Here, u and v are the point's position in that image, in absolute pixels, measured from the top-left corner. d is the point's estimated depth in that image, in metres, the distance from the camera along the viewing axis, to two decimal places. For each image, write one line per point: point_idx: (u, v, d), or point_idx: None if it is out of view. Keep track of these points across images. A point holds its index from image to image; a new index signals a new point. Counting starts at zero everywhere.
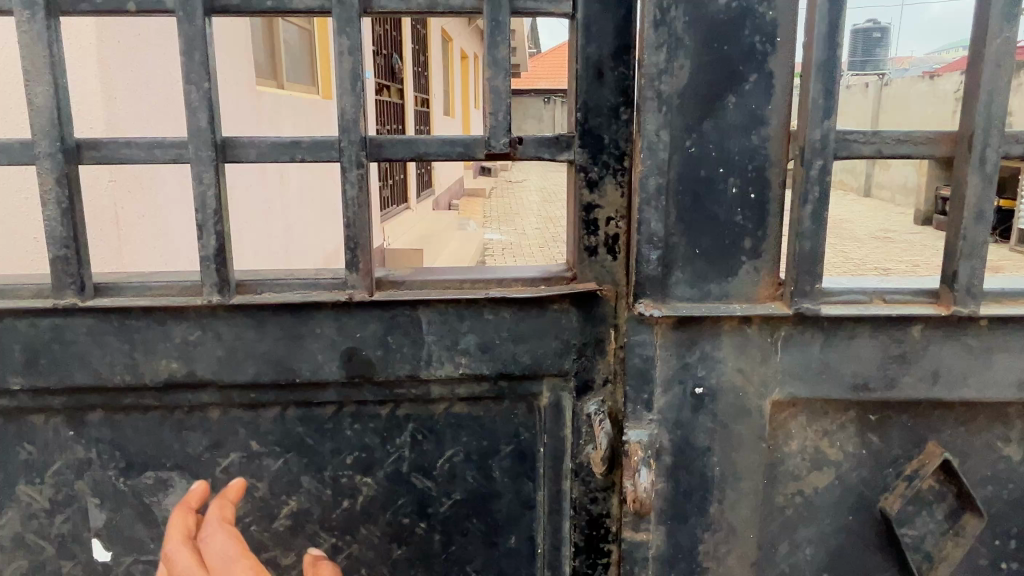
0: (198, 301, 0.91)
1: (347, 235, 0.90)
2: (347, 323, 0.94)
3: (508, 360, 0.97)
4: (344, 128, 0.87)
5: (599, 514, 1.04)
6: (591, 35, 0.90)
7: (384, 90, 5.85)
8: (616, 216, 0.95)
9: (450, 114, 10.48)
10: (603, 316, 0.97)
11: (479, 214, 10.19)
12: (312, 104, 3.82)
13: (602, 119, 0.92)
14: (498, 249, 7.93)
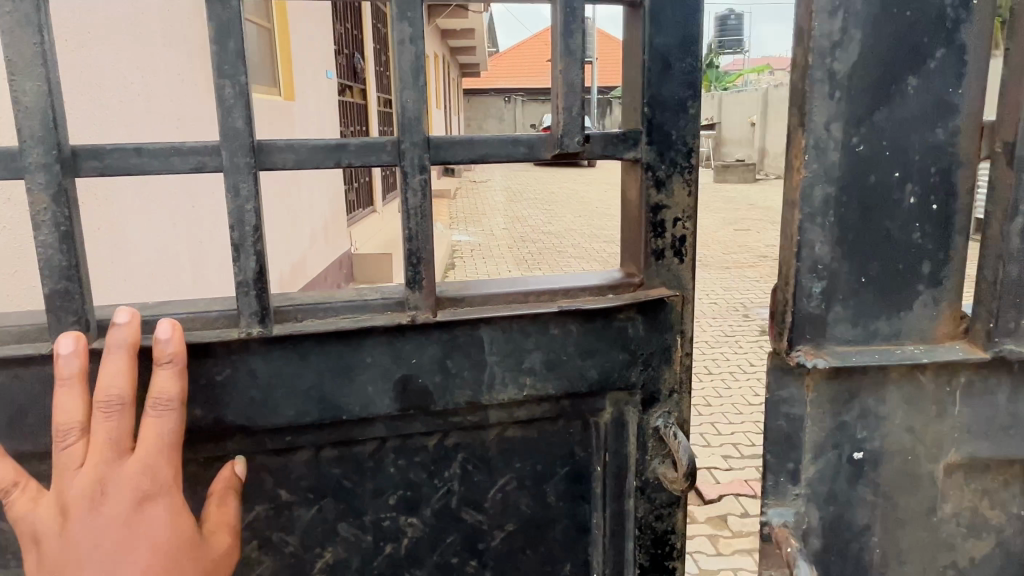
0: (235, 334, 0.83)
1: (409, 250, 0.86)
2: (402, 349, 0.88)
3: (574, 377, 0.95)
4: (405, 128, 0.83)
5: (665, 532, 1.05)
6: (660, 25, 0.91)
7: (347, 90, 5.88)
8: (682, 216, 0.96)
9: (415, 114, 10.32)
10: (669, 325, 0.97)
11: (448, 215, 10.08)
12: (275, 106, 3.76)
13: (670, 114, 0.93)
14: (467, 251, 7.86)
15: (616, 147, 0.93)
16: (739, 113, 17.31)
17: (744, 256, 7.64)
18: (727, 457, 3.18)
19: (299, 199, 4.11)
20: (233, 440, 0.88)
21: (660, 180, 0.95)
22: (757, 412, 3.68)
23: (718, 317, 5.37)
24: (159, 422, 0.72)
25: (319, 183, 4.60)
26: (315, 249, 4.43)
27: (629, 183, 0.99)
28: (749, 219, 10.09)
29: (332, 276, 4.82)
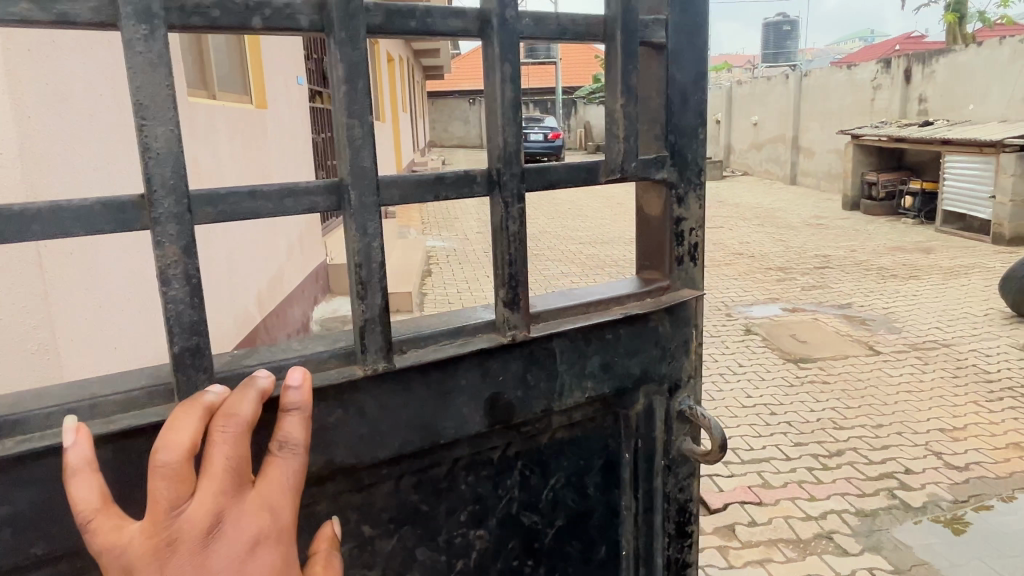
0: (362, 370, 0.93)
1: (508, 274, 1.04)
2: (491, 369, 1.05)
3: (624, 373, 1.19)
4: (507, 158, 1.00)
5: (687, 500, 1.33)
6: (680, 63, 1.15)
7: (318, 97, 5.77)
8: (695, 227, 1.22)
9: (382, 119, 10.12)
10: (687, 320, 1.25)
11: (420, 221, 9.90)
12: (248, 115, 3.63)
13: (686, 136, 1.18)
14: (443, 257, 7.77)
15: (657, 170, 1.15)
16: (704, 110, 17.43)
17: (719, 253, 7.69)
18: (726, 462, 3.17)
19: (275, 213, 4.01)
20: (333, 480, 0.97)
21: (680, 198, 1.19)
22: (751, 413, 3.69)
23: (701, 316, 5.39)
24: (287, 463, 0.77)
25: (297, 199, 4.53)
26: (292, 263, 4.32)
27: (650, 200, 1.22)
28: (720, 216, 10.17)
29: (309, 289, 4.69)
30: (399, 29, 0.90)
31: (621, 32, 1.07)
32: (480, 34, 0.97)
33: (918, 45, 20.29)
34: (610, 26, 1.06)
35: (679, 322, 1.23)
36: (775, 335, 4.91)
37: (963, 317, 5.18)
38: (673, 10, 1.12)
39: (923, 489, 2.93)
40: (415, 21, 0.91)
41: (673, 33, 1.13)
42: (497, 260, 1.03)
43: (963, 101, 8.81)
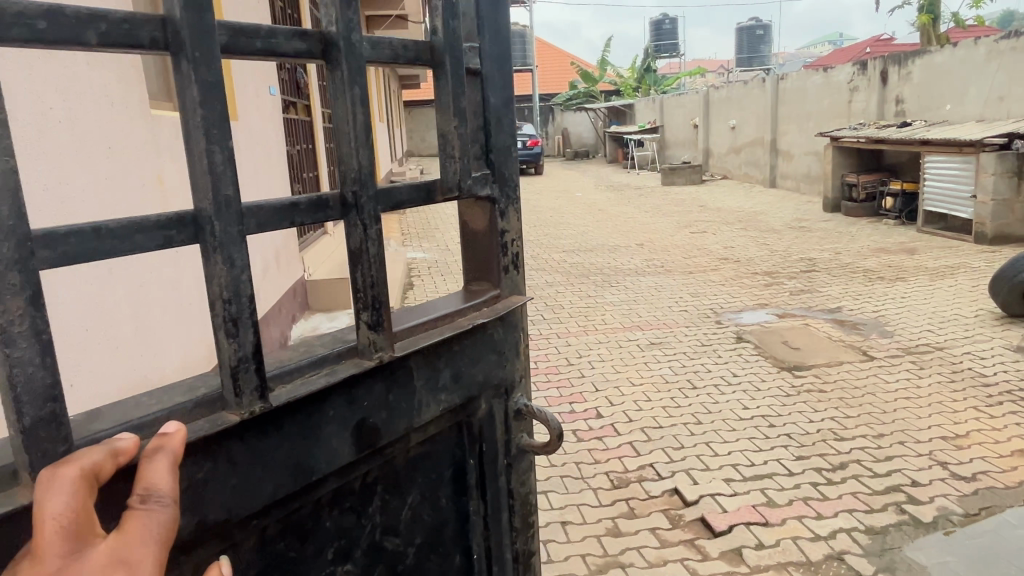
0: (237, 415, 0.84)
1: (369, 297, 1.00)
2: (355, 395, 1.00)
3: (470, 382, 1.21)
4: (361, 180, 0.98)
5: (528, 494, 1.39)
6: (492, 89, 1.21)
7: (293, 107, 5.58)
8: (515, 236, 1.31)
9: (360, 129, 9.93)
10: (517, 324, 1.31)
11: (400, 232, 9.72)
12: None
13: (502, 156, 1.25)
14: (424, 269, 7.61)
15: (486, 187, 1.21)
16: (681, 115, 17.44)
17: (704, 259, 7.61)
18: (728, 480, 3.05)
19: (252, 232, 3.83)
20: (203, 546, 0.85)
21: (501, 212, 1.27)
22: (750, 426, 3.57)
23: (691, 326, 5.27)
24: (149, 513, 0.68)
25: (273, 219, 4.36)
26: (267, 282, 4.12)
27: (474, 215, 1.27)
28: (702, 221, 10.13)
29: (286, 307, 4.50)
30: (243, 49, 0.85)
31: (447, 58, 1.09)
32: (323, 57, 0.93)
33: (889, 48, 20.52)
34: (437, 52, 1.08)
35: (510, 324, 1.29)
36: (767, 342, 4.80)
37: (952, 318, 5.11)
38: (484, 40, 1.18)
39: (931, 502, 2.83)
40: (259, 41, 0.86)
41: (486, 62, 1.19)
42: (358, 281, 0.99)
43: (941, 101, 8.83)
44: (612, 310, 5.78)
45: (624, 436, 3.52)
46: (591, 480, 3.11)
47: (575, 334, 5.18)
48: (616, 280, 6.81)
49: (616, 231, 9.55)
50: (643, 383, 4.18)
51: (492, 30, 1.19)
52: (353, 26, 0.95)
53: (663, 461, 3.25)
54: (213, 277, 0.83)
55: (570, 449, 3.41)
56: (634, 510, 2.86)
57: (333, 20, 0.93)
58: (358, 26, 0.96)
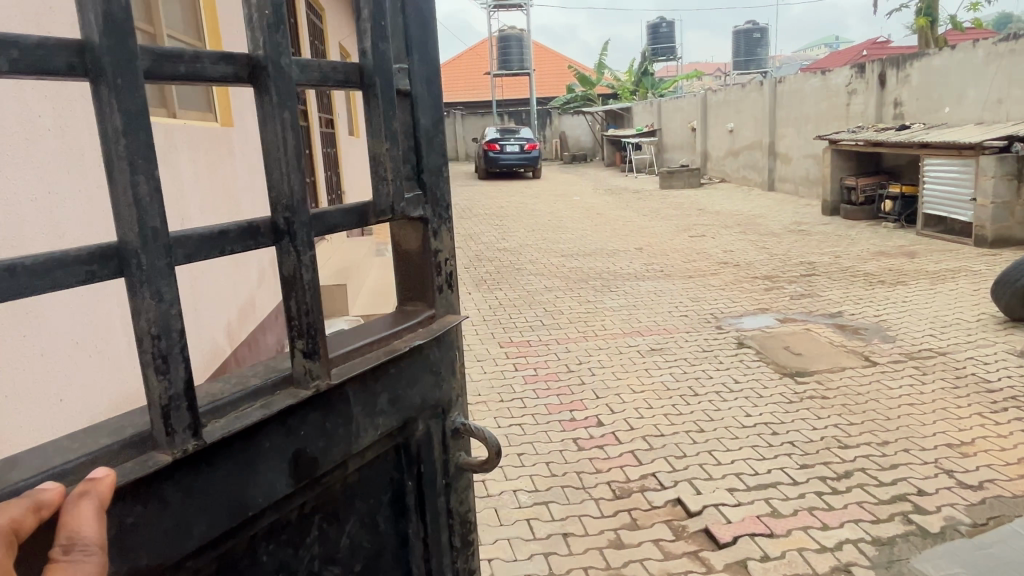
0: (168, 455, 0.81)
1: (304, 324, 0.99)
2: (292, 426, 0.97)
3: (407, 405, 1.21)
4: (294, 207, 0.96)
5: (465, 511, 1.42)
6: (422, 109, 1.22)
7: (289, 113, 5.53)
8: (448, 255, 1.34)
9: (358, 134, 9.89)
10: (452, 341, 1.34)
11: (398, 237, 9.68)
12: (212, 134, 3.41)
13: (433, 176, 1.27)
14: None
15: (418, 208, 1.23)
16: (679, 118, 17.43)
17: (703, 263, 7.57)
18: (732, 490, 3.01)
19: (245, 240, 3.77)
20: None
21: (433, 231, 1.29)
22: (753, 434, 3.53)
23: (691, 331, 5.24)
24: (74, 565, 0.66)
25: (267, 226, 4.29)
26: (263, 290, 4.08)
27: (406, 235, 1.29)
28: (700, 224, 10.10)
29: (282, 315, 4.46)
30: (168, 74, 0.82)
31: (379, 79, 1.08)
32: (251, 81, 0.91)
33: (888, 50, 20.54)
34: (367, 74, 1.07)
35: (446, 341, 1.32)
36: (769, 348, 4.76)
37: (954, 323, 5.07)
38: (413, 61, 1.19)
39: (938, 512, 2.78)
40: (184, 66, 0.84)
41: (415, 83, 1.20)
42: (291, 308, 0.98)
43: (940, 103, 8.81)
44: (612, 315, 5.74)
45: (625, 444, 3.47)
46: (592, 490, 3.07)
47: (574, 340, 5.14)
48: (615, 285, 6.78)
49: (614, 235, 9.52)
50: (643, 391, 4.13)
51: (421, 50, 1.20)
52: (281, 49, 0.93)
53: (665, 470, 3.20)
54: (141, 312, 0.80)
55: (570, 458, 3.36)
56: (637, 522, 2.81)
57: (262, 44, 0.91)
58: (288, 48, 0.95)
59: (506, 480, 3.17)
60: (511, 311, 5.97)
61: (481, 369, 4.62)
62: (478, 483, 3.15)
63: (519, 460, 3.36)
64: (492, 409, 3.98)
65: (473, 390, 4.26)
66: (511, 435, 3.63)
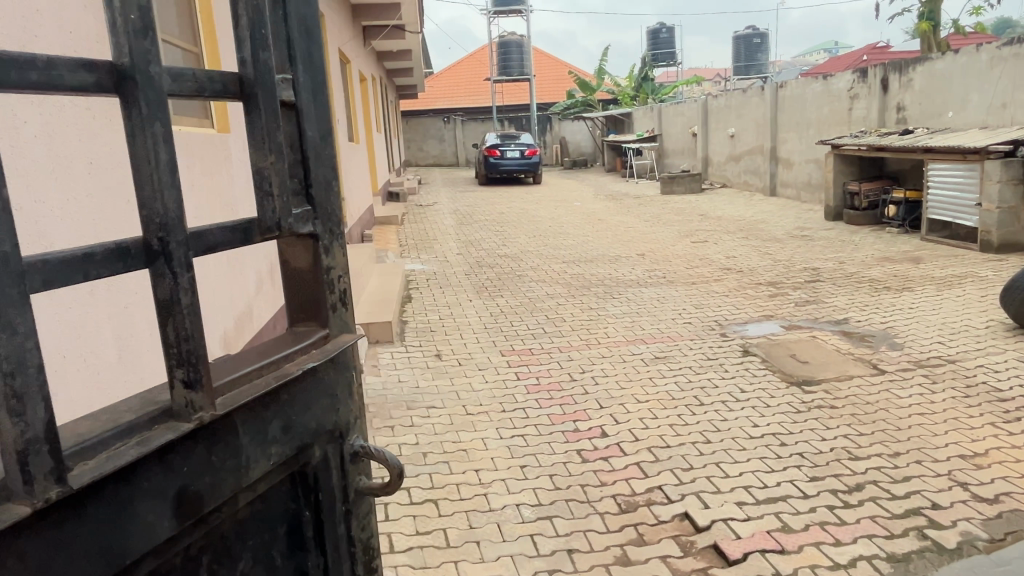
0: (25, 506, 0.74)
1: (182, 351, 0.92)
2: (173, 463, 0.90)
3: (302, 430, 1.14)
4: (168, 225, 0.89)
5: (368, 538, 1.37)
6: (308, 121, 1.15)
7: None
8: (341, 273, 1.27)
9: (357, 141, 9.82)
10: (349, 362, 1.28)
11: (398, 243, 9.63)
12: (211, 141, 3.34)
13: (323, 190, 1.20)
14: (423, 280, 7.50)
15: (307, 224, 1.15)
16: (679, 124, 17.42)
17: (706, 269, 7.51)
18: (740, 504, 2.93)
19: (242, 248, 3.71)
20: None
21: (325, 248, 1.22)
22: (760, 445, 3.45)
23: (696, 338, 5.17)
24: None
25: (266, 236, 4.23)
26: (261, 297, 4.02)
27: (295, 253, 1.21)
28: (702, 230, 10.04)
29: (280, 323, 4.40)
30: (15, 81, 0.73)
31: (260, 90, 1.03)
32: (117, 91, 0.83)
33: (889, 54, 20.54)
34: (247, 85, 1.02)
35: (343, 362, 1.25)
36: (775, 355, 4.69)
37: (963, 330, 5.00)
38: (296, 71, 1.12)
39: (954, 527, 2.71)
40: (37, 72, 0.75)
41: (301, 93, 1.13)
42: (168, 335, 0.90)
43: (943, 108, 8.76)
44: (615, 323, 5.66)
45: (630, 456, 3.39)
46: (596, 504, 2.99)
47: (576, 348, 5.06)
48: (617, 291, 6.71)
49: (616, 241, 9.45)
50: (648, 400, 4.05)
51: (304, 58, 1.13)
52: (150, 57, 0.86)
53: (671, 483, 3.13)
54: None
55: (575, 470, 3.28)
56: (644, 537, 2.74)
57: (125, 50, 0.83)
58: (157, 54, 0.88)
59: (508, 493, 3.09)
60: (512, 319, 5.90)
61: (481, 378, 4.54)
62: (479, 497, 3.07)
63: (522, 472, 3.28)
64: (493, 419, 3.91)
65: (473, 400, 4.18)
66: (513, 447, 3.55)
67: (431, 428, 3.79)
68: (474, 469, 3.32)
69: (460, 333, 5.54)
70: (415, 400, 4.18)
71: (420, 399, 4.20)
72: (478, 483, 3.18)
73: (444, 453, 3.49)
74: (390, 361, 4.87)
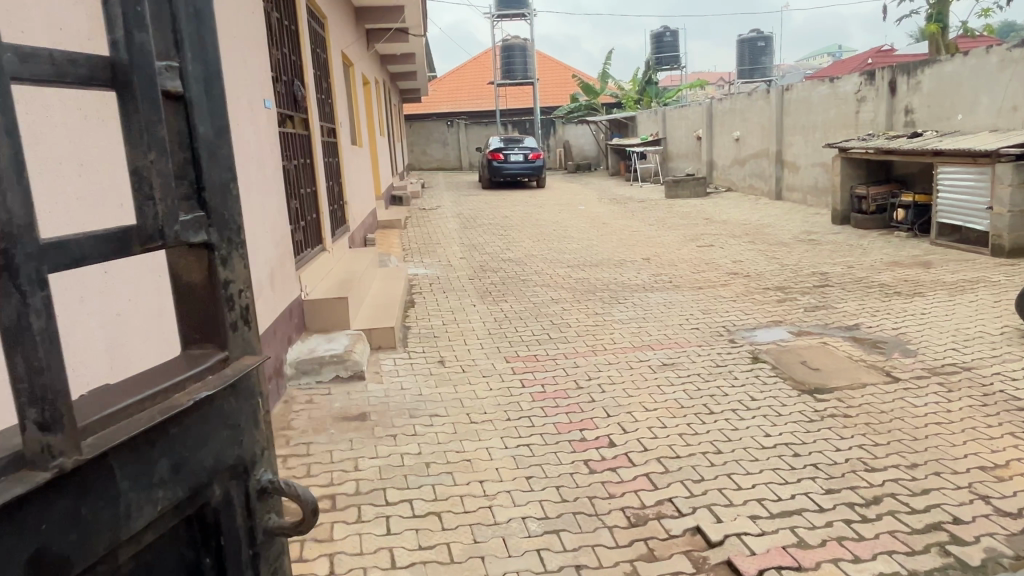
0: None
1: (32, 393, 0.84)
2: (27, 520, 0.81)
3: (196, 470, 1.07)
4: (13, 237, 0.81)
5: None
6: (199, 117, 1.08)
7: (289, 121, 5.38)
8: (243, 287, 1.21)
9: (360, 144, 9.73)
10: (253, 389, 1.21)
11: (400, 247, 9.54)
12: None
13: (220, 197, 1.14)
14: (426, 285, 7.41)
15: (200, 233, 1.09)
16: (684, 128, 17.32)
17: (713, 274, 7.41)
18: (754, 517, 2.83)
19: None
20: None
21: (223, 259, 1.16)
22: (773, 455, 3.35)
23: (704, 345, 5.07)
24: None
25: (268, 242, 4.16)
26: (261, 303, 3.94)
27: (188, 266, 1.13)
28: (708, 234, 9.94)
29: (281, 329, 4.31)
30: None
31: (136, 77, 0.96)
32: None
33: (895, 58, 20.44)
34: (120, 70, 0.95)
35: (247, 390, 1.19)
36: (785, 362, 4.59)
37: (978, 336, 4.89)
38: (184, 57, 1.06)
39: (977, 543, 2.60)
40: None
41: (190, 84, 1.07)
42: (13, 369, 0.82)
43: (951, 111, 8.65)
44: (621, 328, 5.56)
45: (639, 466, 3.30)
46: (605, 517, 2.89)
47: (583, 355, 4.96)
48: (623, 296, 6.61)
49: (621, 245, 9.34)
50: (658, 409, 3.95)
51: (194, 47, 1.07)
52: None
53: (683, 496, 3.03)
54: None
55: (582, 481, 3.19)
56: (654, 552, 2.64)
57: None
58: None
59: (514, 506, 3.00)
60: (517, 324, 5.81)
61: (486, 386, 4.45)
62: (484, 509, 2.98)
63: (528, 484, 3.19)
64: (497, 428, 3.81)
65: (477, 408, 4.09)
66: (518, 457, 3.46)
67: (433, 437, 3.70)
68: (478, 480, 3.22)
69: (464, 339, 5.45)
70: (418, 408, 4.09)
71: (423, 406, 4.12)
72: (482, 495, 3.09)
73: (448, 463, 3.40)
74: (393, 367, 4.78)
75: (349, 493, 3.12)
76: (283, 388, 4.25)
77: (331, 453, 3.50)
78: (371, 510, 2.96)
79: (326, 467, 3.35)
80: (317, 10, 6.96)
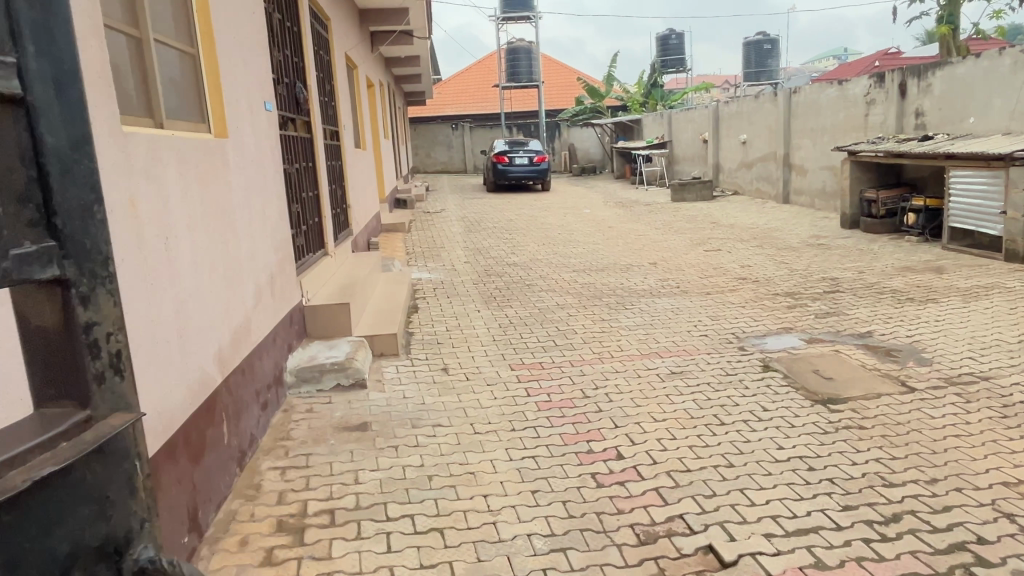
0: None
1: None
2: None
3: (49, 557, 0.93)
4: None
5: None
6: (44, 126, 0.94)
7: (290, 123, 5.30)
8: (113, 329, 1.07)
9: (363, 146, 9.64)
10: (126, 450, 1.09)
11: (404, 251, 9.45)
12: (208, 148, 3.15)
13: (77, 223, 0.99)
14: (430, 289, 7.32)
15: (49, 267, 0.95)
16: (690, 131, 17.22)
17: (721, 279, 7.30)
18: (769, 536, 2.72)
19: (240, 259, 3.53)
20: None
21: (84, 298, 1.02)
22: (787, 470, 3.24)
23: (713, 352, 4.96)
24: None
25: (268, 247, 4.06)
26: (261, 310, 3.84)
27: (38, 308, 0.98)
28: (715, 238, 9.82)
29: (281, 337, 4.22)
30: None
31: None
32: None
33: (903, 60, 20.33)
34: None
35: (119, 457, 1.06)
36: (796, 371, 4.47)
37: (995, 344, 4.76)
38: (25, 53, 0.91)
39: (1004, 564, 2.49)
40: None
41: (35, 86, 0.92)
42: None
43: (963, 114, 8.53)
44: (628, 335, 5.46)
45: (648, 480, 3.19)
46: (614, 534, 2.78)
47: (590, 362, 4.86)
48: (630, 302, 6.51)
49: (627, 250, 9.24)
50: (666, 419, 3.84)
51: (42, 42, 0.93)
52: None
53: (694, 512, 2.92)
54: None
55: (589, 496, 3.09)
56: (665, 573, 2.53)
57: None
58: None
59: (519, 522, 2.89)
60: (522, 330, 5.71)
61: (490, 394, 4.35)
62: (488, 525, 2.87)
63: (533, 499, 3.08)
64: (502, 439, 3.71)
65: (481, 418, 3.98)
66: (523, 470, 3.35)
67: (436, 448, 3.59)
68: (482, 495, 3.12)
69: (468, 345, 5.35)
70: (421, 417, 3.99)
71: (426, 416, 4.01)
72: (487, 510, 2.99)
73: (450, 476, 3.30)
74: (395, 375, 4.68)
75: (349, 507, 3.02)
76: (283, 397, 4.16)
77: (331, 465, 3.40)
78: (371, 527, 2.86)
79: (325, 479, 3.26)
80: (320, 11, 6.89)
